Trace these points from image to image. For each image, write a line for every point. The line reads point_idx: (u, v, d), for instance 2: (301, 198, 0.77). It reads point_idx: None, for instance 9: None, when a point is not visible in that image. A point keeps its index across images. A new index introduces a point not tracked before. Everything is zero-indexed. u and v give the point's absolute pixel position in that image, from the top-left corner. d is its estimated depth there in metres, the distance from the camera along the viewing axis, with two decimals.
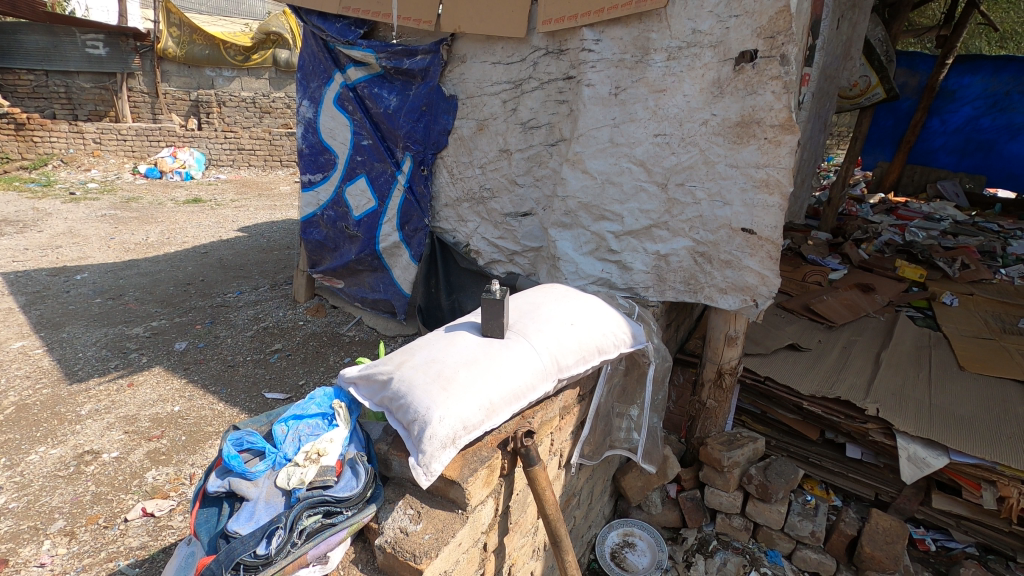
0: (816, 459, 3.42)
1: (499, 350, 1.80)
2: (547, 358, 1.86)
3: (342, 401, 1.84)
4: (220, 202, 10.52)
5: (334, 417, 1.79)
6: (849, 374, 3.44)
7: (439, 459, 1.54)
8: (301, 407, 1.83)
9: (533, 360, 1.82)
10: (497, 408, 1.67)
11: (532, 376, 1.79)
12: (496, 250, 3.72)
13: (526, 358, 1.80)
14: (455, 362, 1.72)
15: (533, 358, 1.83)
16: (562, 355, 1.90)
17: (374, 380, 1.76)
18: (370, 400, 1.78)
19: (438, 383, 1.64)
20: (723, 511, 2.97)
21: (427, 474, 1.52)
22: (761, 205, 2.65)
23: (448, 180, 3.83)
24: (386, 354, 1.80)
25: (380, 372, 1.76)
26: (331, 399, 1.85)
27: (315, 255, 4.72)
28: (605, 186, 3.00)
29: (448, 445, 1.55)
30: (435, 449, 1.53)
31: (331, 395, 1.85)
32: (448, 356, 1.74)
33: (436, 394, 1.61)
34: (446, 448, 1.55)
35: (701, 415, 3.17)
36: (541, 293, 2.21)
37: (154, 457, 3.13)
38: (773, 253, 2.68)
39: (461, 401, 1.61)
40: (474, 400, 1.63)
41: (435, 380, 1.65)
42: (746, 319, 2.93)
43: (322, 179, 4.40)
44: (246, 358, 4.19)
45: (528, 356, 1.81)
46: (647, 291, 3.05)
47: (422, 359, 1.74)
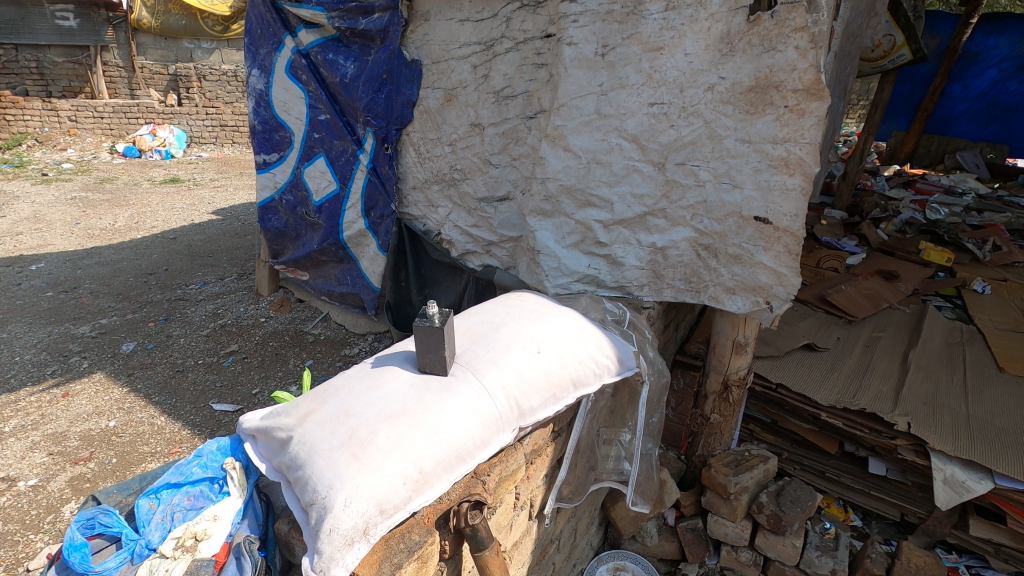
0: (833, 474, 3.05)
1: (439, 393, 1.36)
2: (504, 401, 1.41)
3: (238, 459, 1.42)
4: (198, 182, 9.98)
5: (226, 482, 1.38)
6: (873, 379, 3.00)
7: (343, 560, 1.11)
8: (181, 471, 1.40)
9: (484, 405, 1.38)
10: (432, 478, 1.24)
11: (482, 428, 1.35)
12: (470, 240, 3.24)
13: (475, 405, 1.36)
14: (376, 414, 1.28)
15: (484, 402, 1.38)
16: (525, 394, 1.45)
17: (274, 437, 1.33)
18: (270, 462, 1.35)
19: (349, 448, 1.20)
20: (729, 544, 2.58)
21: None
22: (778, 188, 2.19)
23: (415, 160, 3.34)
24: (290, 402, 1.37)
25: (281, 428, 1.32)
26: (225, 457, 1.42)
27: (277, 244, 4.27)
28: (591, 167, 2.52)
29: (357, 540, 1.12)
30: (336, 548, 1.10)
31: (224, 452, 1.43)
32: (367, 406, 1.30)
33: (344, 466, 1.17)
34: (355, 544, 1.13)
35: (703, 431, 2.76)
36: (503, 307, 1.76)
37: (76, 486, 2.74)
38: (792, 246, 2.23)
39: (377, 475, 1.17)
40: (396, 471, 1.19)
41: (345, 444, 1.21)
42: (757, 323, 2.48)
43: (279, 160, 3.92)
44: (197, 362, 3.76)
45: (477, 401, 1.37)
46: (641, 290, 2.60)
47: (334, 409, 1.30)
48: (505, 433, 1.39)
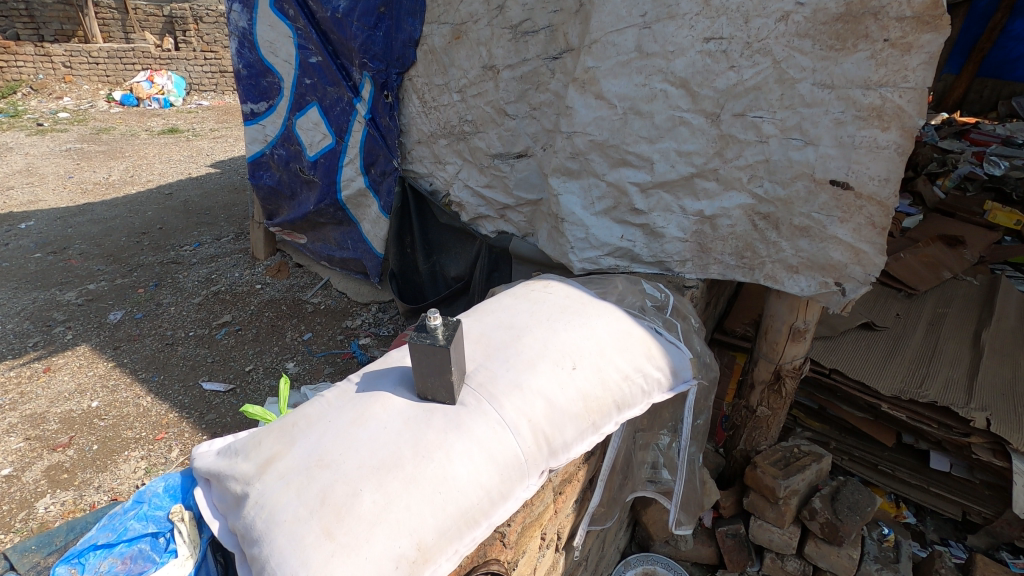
0: (887, 468, 2.72)
1: (444, 432, 1.02)
2: (529, 438, 1.08)
3: (185, 509, 1.12)
4: (198, 131, 9.49)
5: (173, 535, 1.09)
6: (941, 364, 2.64)
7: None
8: (114, 523, 1.12)
9: (503, 447, 1.04)
10: (434, 556, 0.92)
11: (501, 478, 1.02)
12: (482, 203, 2.84)
13: (494, 449, 1.02)
14: (358, 466, 0.95)
15: (503, 441, 1.05)
16: (556, 426, 1.12)
17: (227, 488, 1.02)
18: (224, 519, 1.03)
19: (319, 521, 0.88)
20: (774, 551, 2.30)
21: None
22: (864, 146, 1.77)
23: (419, 109, 2.91)
24: (250, 440, 1.05)
25: (235, 478, 1.01)
26: (167, 507, 1.13)
27: (271, 204, 3.90)
28: (627, 118, 2.09)
29: None
30: None
31: (170, 496, 1.15)
32: (347, 453, 0.97)
33: (311, 549, 0.86)
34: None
35: (747, 424, 2.44)
36: (529, 301, 1.39)
37: (53, 477, 2.50)
38: (876, 218, 1.82)
39: (360, 562, 0.85)
40: (386, 552, 0.87)
41: (313, 515, 0.89)
42: (821, 307, 2.11)
43: (268, 110, 3.50)
44: (188, 334, 3.48)
45: (496, 442, 1.03)
46: (683, 265, 2.22)
47: (302, 457, 0.98)
48: (531, 480, 1.06)
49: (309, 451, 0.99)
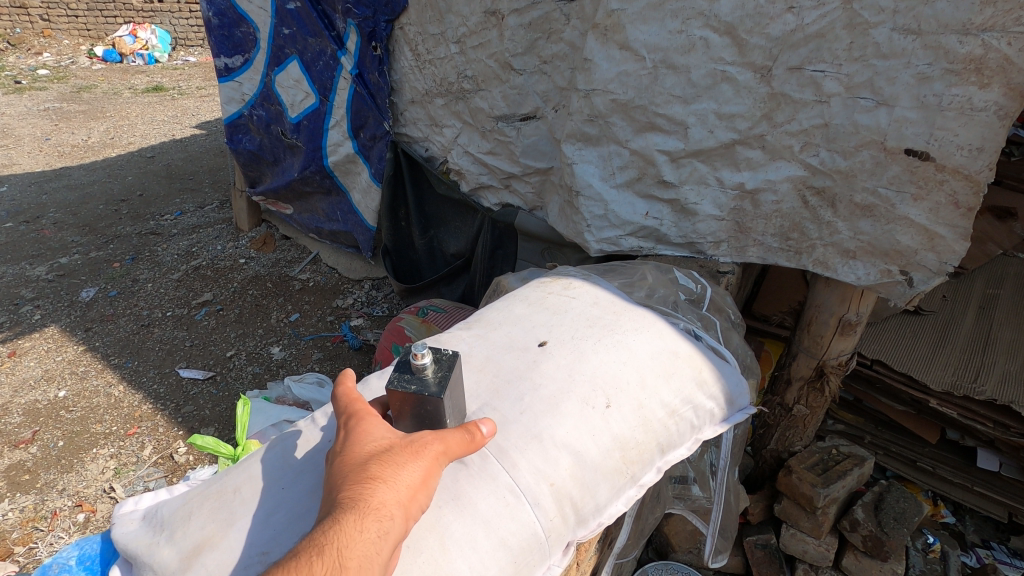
0: (927, 465, 2.49)
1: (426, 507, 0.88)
2: (551, 509, 0.92)
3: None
4: (184, 89, 8.95)
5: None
6: (996, 353, 2.37)
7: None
8: None
9: (518, 526, 0.89)
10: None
11: (516, 564, 0.88)
12: (484, 171, 2.52)
13: (506, 528, 0.88)
14: None
15: (518, 517, 0.89)
16: (583, 489, 0.96)
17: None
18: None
19: None
20: (807, 562, 2.07)
21: None
22: (953, 108, 1.44)
23: (412, 64, 2.55)
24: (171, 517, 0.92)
25: (155, 568, 0.88)
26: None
27: (253, 171, 3.56)
28: (658, 73, 1.76)
29: None
30: None
31: (84, 569, 1.05)
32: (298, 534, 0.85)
33: None
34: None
35: (780, 423, 2.19)
36: (550, 312, 1.17)
37: (12, 479, 2.27)
38: (959, 195, 1.52)
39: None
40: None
41: None
42: (876, 297, 1.82)
43: (244, 65, 3.13)
44: (165, 315, 3.21)
45: (509, 518, 0.89)
46: (717, 248, 1.92)
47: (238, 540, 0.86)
48: (552, 557, 0.93)
49: (263, 522, 0.88)
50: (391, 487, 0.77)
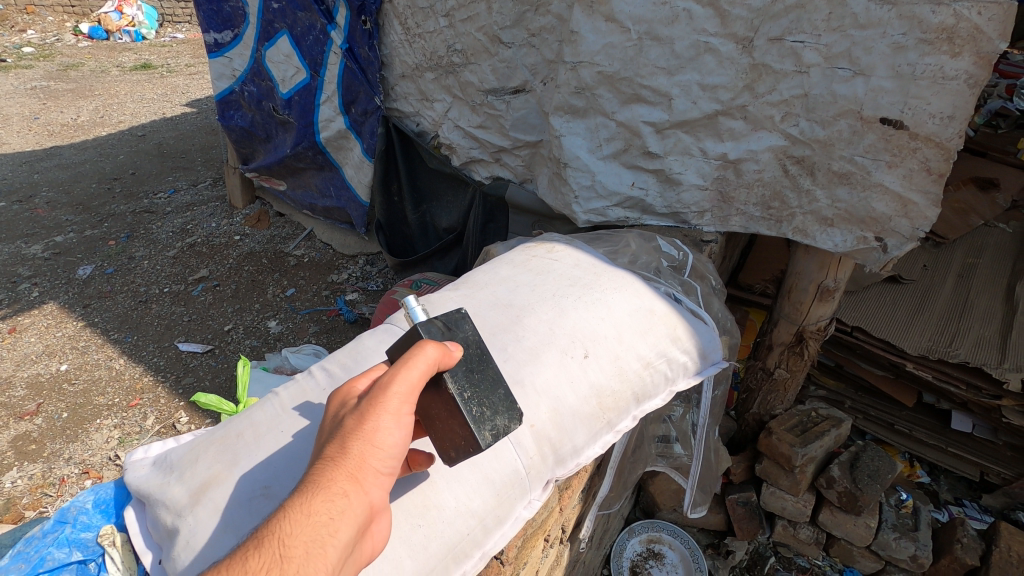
0: (903, 428, 2.58)
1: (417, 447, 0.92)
2: (533, 448, 0.99)
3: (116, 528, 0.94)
4: (173, 66, 8.83)
5: (104, 561, 0.89)
6: (973, 319, 2.45)
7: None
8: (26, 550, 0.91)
9: (500, 464, 0.96)
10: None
11: (498, 497, 0.95)
12: (475, 145, 2.54)
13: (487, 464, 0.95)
14: None
15: (501, 456, 0.96)
16: (564, 432, 1.02)
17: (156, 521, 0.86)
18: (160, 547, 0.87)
19: None
20: (786, 518, 2.18)
21: None
22: (927, 77, 1.49)
23: (402, 37, 2.55)
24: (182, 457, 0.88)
25: (165, 507, 0.82)
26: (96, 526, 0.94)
27: (245, 147, 3.57)
28: (643, 45, 1.79)
29: None
30: None
31: (100, 513, 0.95)
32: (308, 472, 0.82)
33: None
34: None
35: (762, 387, 2.27)
36: (532, 271, 1.21)
37: (20, 448, 2.35)
38: (931, 162, 1.57)
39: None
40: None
41: None
42: (854, 264, 1.89)
43: (234, 40, 3.12)
44: (162, 291, 3.25)
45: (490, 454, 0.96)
46: (701, 217, 1.97)
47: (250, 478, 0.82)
48: (535, 493, 0.99)
49: (271, 462, 0.83)
50: (358, 446, 0.68)
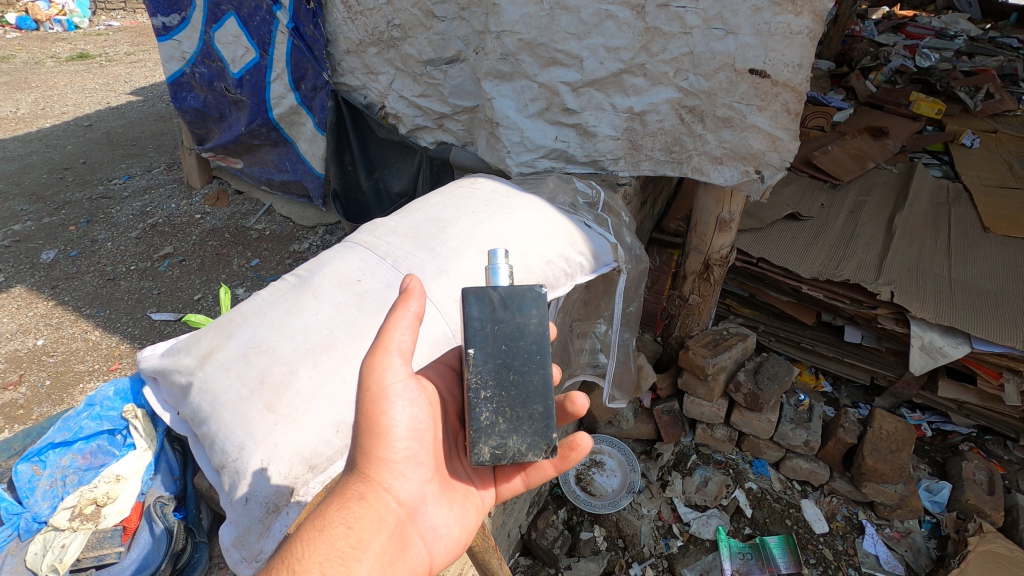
0: (808, 344, 2.93)
1: (364, 317, 1.21)
2: (456, 316, 1.29)
3: (136, 407, 1.59)
4: (111, 54, 8.56)
5: (130, 431, 1.56)
6: (857, 247, 2.85)
7: (269, 526, 1.06)
8: (73, 427, 1.57)
9: (432, 327, 1.25)
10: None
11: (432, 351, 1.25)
12: (419, 113, 2.78)
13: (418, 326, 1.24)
14: (293, 349, 1.15)
15: (434, 324, 1.26)
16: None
17: (174, 382, 1.21)
18: (175, 408, 1.27)
19: (263, 396, 1.10)
20: (704, 422, 2.55)
21: (249, 563, 1.10)
22: (780, 33, 1.82)
23: (344, 15, 2.74)
24: (189, 338, 1.23)
25: (180, 371, 1.19)
26: (122, 407, 1.60)
27: (200, 128, 3.70)
28: (554, 14, 2.05)
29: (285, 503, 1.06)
30: (259, 515, 1.05)
31: (121, 400, 1.60)
32: (280, 340, 1.16)
33: (260, 419, 1.08)
34: (282, 507, 1.06)
35: (681, 313, 2.63)
36: (454, 199, 1.52)
37: (9, 414, 2.52)
38: (791, 104, 1.92)
39: (300, 428, 1.08)
40: (327, 420, 1.10)
41: (258, 394, 1.10)
42: (744, 197, 2.24)
43: (182, 23, 3.24)
44: (129, 269, 3.40)
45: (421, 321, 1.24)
46: (616, 164, 2.29)
47: (240, 346, 1.16)
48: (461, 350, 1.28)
49: (255, 337, 1.17)
50: (365, 450, 0.92)
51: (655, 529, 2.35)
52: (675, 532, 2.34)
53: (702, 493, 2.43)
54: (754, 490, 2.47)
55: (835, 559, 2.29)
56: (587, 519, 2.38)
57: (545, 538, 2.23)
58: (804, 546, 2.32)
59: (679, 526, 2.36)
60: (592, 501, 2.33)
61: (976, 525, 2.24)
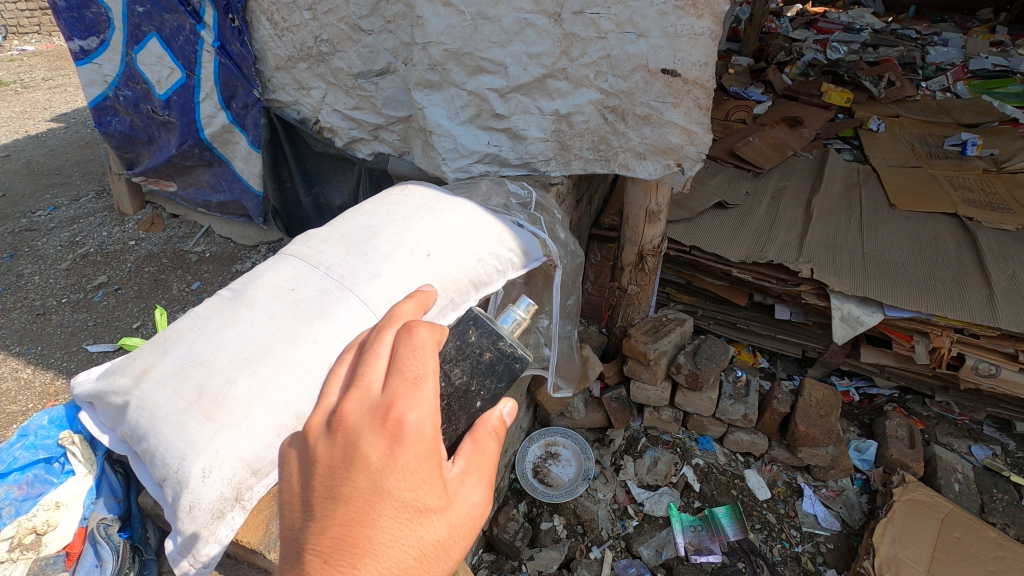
0: (743, 324, 3.12)
1: (299, 324, 1.24)
2: None
3: (75, 433, 1.63)
4: (28, 80, 8.03)
5: (68, 458, 1.61)
6: (780, 229, 3.05)
7: (215, 531, 1.13)
8: (9, 456, 1.59)
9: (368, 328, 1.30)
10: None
11: None
12: (354, 125, 2.79)
13: (355, 328, 1.28)
14: (228, 361, 1.17)
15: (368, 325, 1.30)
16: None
17: (111, 402, 1.22)
18: (113, 429, 1.28)
19: (201, 408, 1.13)
20: (651, 405, 2.67)
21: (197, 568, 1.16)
22: (685, 34, 1.95)
23: (270, 32, 2.74)
24: (122, 359, 1.24)
25: (115, 391, 1.20)
26: (59, 434, 1.63)
27: (127, 152, 3.58)
28: (477, 24, 2.13)
29: (230, 506, 1.14)
30: (203, 522, 1.11)
31: (56, 427, 1.64)
32: (214, 353, 1.18)
33: (198, 431, 1.11)
34: (227, 513, 1.14)
35: (622, 303, 2.76)
36: (384, 205, 1.57)
37: None
38: (701, 100, 2.07)
39: (240, 435, 1.12)
40: (267, 426, 1.15)
41: (195, 406, 1.13)
42: (669, 189, 2.38)
43: (101, 46, 3.12)
44: (60, 302, 3.27)
45: (357, 324, 1.28)
46: (548, 164, 2.39)
47: (176, 361, 1.18)
48: None
49: (191, 352, 1.19)
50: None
51: (612, 512, 2.44)
52: (630, 513, 2.45)
53: (653, 473, 2.54)
54: (700, 466, 2.61)
55: (778, 522, 2.44)
56: (547, 510, 2.45)
57: (507, 532, 2.26)
58: (749, 513, 2.47)
59: (633, 507, 2.47)
60: (549, 492, 2.38)
61: (899, 477, 2.44)
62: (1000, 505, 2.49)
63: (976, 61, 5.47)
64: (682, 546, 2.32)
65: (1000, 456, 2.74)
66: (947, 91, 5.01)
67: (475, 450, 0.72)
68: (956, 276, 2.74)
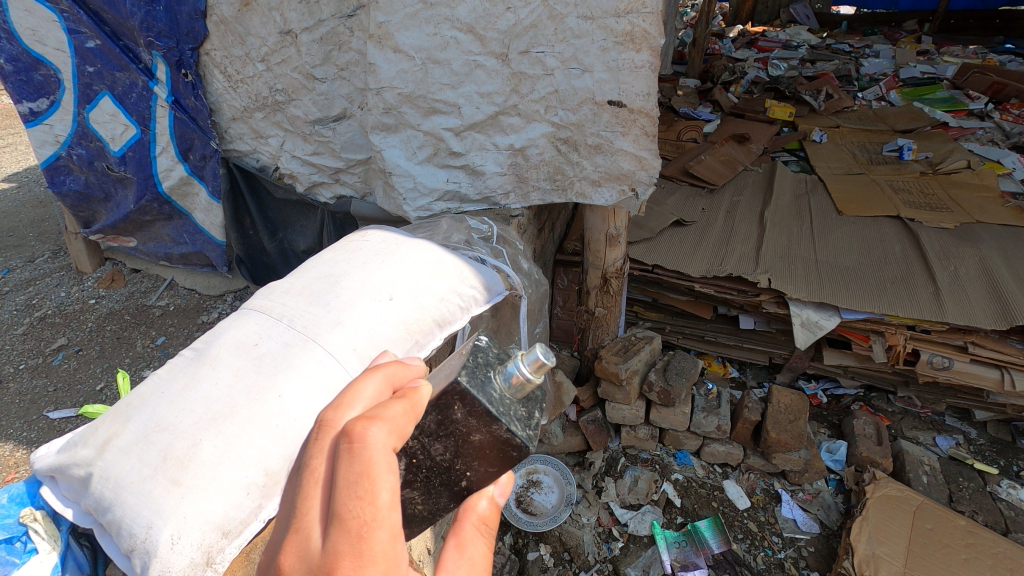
0: (711, 337, 3.19)
1: (261, 380, 1.25)
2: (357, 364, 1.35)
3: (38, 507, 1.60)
4: None
5: (30, 536, 1.58)
6: (736, 242, 3.16)
7: None
8: None
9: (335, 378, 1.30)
10: (279, 478, 1.20)
11: None
12: (314, 170, 2.82)
13: (322, 379, 1.29)
14: (193, 423, 1.18)
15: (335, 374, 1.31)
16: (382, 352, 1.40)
17: (73, 475, 1.20)
18: (77, 501, 1.26)
19: (167, 471, 1.13)
20: (627, 424, 2.69)
21: None
22: (627, 67, 2.06)
23: (225, 84, 2.77)
24: (84, 429, 1.23)
25: (78, 464, 1.19)
26: (20, 509, 1.59)
27: (83, 211, 3.52)
28: (427, 67, 2.19)
29: (201, 568, 1.12)
30: None
31: (16, 504, 1.59)
32: (178, 416, 1.19)
33: (166, 495, 1.11)
34: None
35: (591, 326, 2.82)
36: (344, 253, 1.60)
37: None
38: (648, 128, 2.16)
39: (209, 496, 1.13)
40: (235, 484, 1.15)
41: (161, 470, 1.13)
42: (626, 213, 2.48)
43: (51, 107, 3.09)
44: (18, 368, 3.17)
45: (323, 374, 1.29)
46: (507, 197, 2.45)
47: (140, 427, 1.18)
48: None
49: (155, 417, 1.19)
50: None
51: (597, 535, 2.44)
52: (615, 535, 2.45)
53: (634, 492, 2.57)
54: (680, 481, 2.65)
55: (760, 530, 2.49)
56: (532, 539, 2.43)
57: None
58: (731, 523, 2.51)
59: (618, 528, 2.47)
60: (533, 521, 2.38)
61: (870, 474, 2.51)
62: (966, 493, 2.59)
63: (905, 70, 5.80)
64: (668, 563, 2.33)
65: (963, 445, 2.85)
66: (882, 100, 5.29)
67: (464, 555, 0.78)
68: (903, 275, 2.87)
